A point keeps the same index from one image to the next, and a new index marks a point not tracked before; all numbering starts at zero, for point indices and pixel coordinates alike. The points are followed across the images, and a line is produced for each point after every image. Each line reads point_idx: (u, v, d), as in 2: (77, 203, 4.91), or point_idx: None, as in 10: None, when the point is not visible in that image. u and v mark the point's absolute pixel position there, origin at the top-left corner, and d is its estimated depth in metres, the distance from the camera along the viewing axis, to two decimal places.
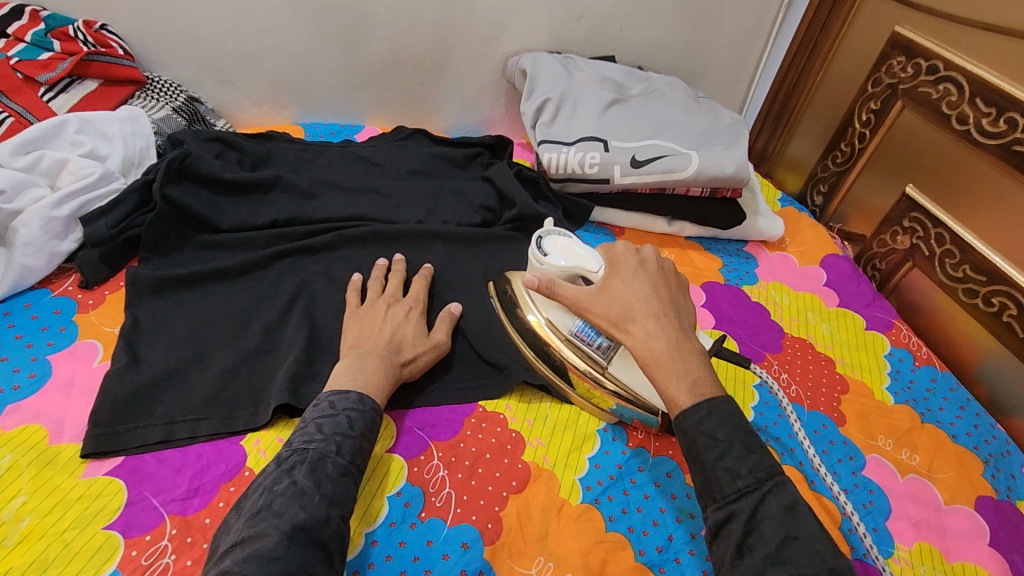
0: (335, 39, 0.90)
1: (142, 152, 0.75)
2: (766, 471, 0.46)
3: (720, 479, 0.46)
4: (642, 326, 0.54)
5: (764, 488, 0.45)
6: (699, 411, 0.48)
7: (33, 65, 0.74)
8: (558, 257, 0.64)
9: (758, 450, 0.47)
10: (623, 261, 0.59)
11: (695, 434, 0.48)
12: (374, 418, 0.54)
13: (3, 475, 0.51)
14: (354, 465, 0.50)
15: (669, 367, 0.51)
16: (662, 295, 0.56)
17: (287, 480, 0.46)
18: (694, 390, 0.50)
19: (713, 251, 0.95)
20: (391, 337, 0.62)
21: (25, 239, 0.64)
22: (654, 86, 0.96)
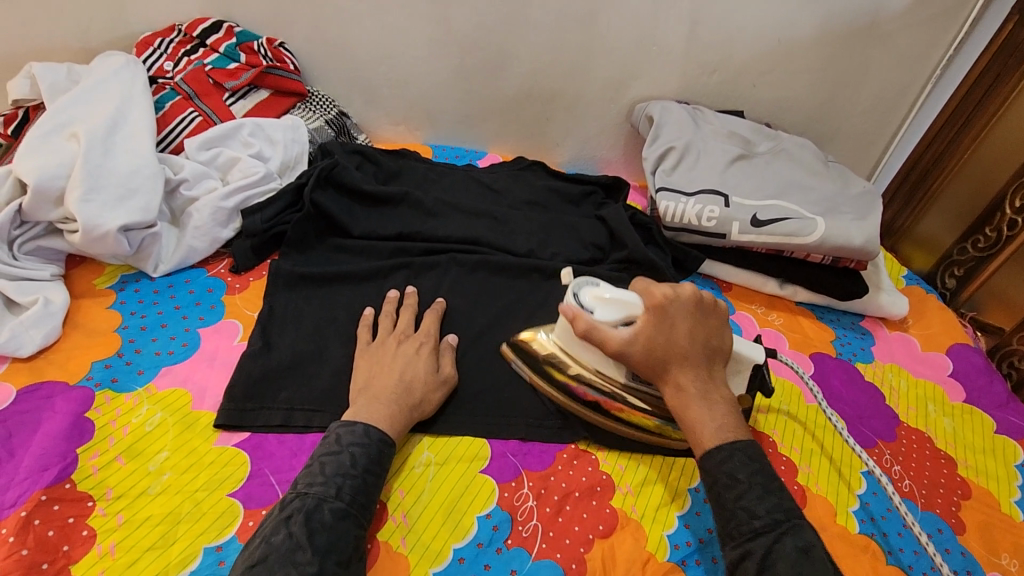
0: (475, 70, 0.96)
1: (297, 158, 0.83)
2: (783, 513, 0.49)
3: (738, 518, 0.50)
4: (677, 378, 0.57)
5: (779, 531, 0.48)
6: (722, 453, 0.52)
7: (222, 73, 0.85)
8: (602, 309, 0.60)
9: (775, 494, 0.50)
10: (666, 304, 0.59)
11: (717, 473, 0.52)
12: (380, 451, 0.54)
13: (152, 430, 0.57)
14: (355, 506, 0.50)
15: (697, 412, 0.55)
16: (698, 340, 0.58)
17: (282, 531, 0.47)
18: (720, 432, 0.54)
19: (826, 321, 0.91)
20: (403, 378, 0.60)
21: (196, 223, 0.72)
22: (783, 145, 0.95)
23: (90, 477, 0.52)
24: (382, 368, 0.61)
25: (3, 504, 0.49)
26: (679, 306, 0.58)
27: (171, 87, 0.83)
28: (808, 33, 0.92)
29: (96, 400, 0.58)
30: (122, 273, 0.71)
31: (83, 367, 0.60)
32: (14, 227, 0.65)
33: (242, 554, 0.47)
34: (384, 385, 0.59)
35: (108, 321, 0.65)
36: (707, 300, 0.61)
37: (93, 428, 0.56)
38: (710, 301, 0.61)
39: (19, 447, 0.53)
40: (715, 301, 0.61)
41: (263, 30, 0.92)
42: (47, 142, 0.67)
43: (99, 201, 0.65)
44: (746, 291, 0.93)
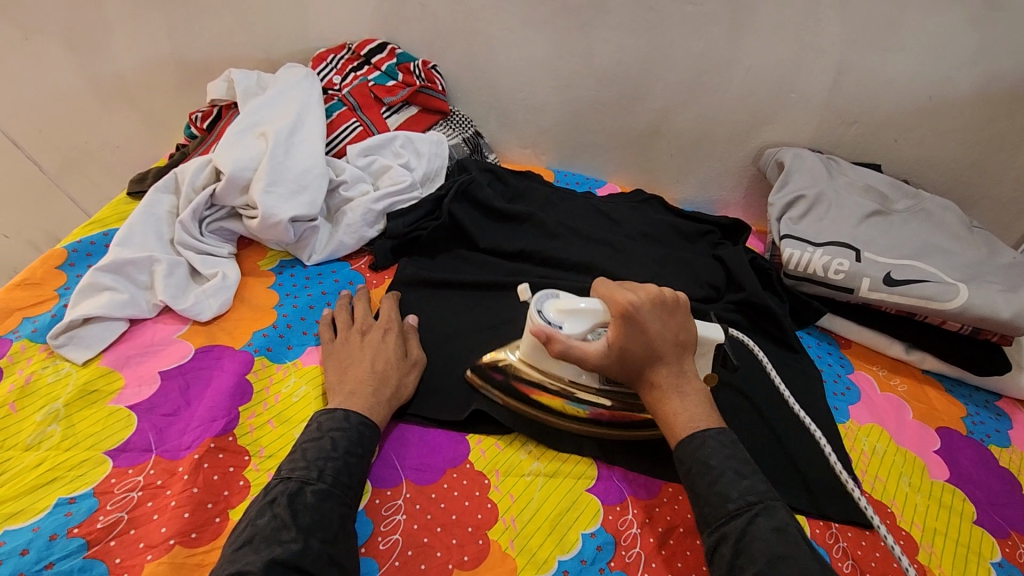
0: (608, 103, 1.00)
1: (437, 171, 0.90)
2: (756, 495, 0.50)
3: (713, 503, 0.50)
4: (654, 376, 0.57)
5: (753, 512, 0.49)
6: (695, 442, 0.53)
7: (382, 88, 0.93)
8: (570, 321, 0.60)
9: (749, 476, 0.51)
10: (635, 314, 0.56)
11: (691, 460, 0.53)
12: (361, 433, 0.56)
13: (298, 401, 0.62)
14: (338, 486, 0.52)
15: (673, 406, 0.56)
16: (668, 337, 0.57)
17: (268, 513, 0.49)
18: (694, 422, 0.55)
19: (956, 395, 0.85)
20: (375, 369, 0.62)
21: (348, 221, 0.80)
22: (925, 205, 0.90)
23: (248, 434, 0.59)
24: (353, 360, 0.63)
25: (181, 446, 0.56)
26: (645, 315, 0.56)
27: (339, 98, 0.93)
28: (965, 92, 0.87)
29: (255, 365, 0.65)
30: (281, 258, 0.80)
31: (247, 336, 0.68)
32: (206, 208, 0.75)
33: (231, 538, 0.49)
34: (361, 380, 0.61)
35: (268, 299, 0.73)
36: (670, 295, 0.58)
37: (252, 390, 0.62)
38: (674, 297, 0.58)
39: (193, 398, 0.61)
40: (679, 298, 0.58)
41: (420, 53, 1.01)
42: (241, 139, 0.77)
43: (277, 193, 0.73)
44: (867, 351, 0.89)
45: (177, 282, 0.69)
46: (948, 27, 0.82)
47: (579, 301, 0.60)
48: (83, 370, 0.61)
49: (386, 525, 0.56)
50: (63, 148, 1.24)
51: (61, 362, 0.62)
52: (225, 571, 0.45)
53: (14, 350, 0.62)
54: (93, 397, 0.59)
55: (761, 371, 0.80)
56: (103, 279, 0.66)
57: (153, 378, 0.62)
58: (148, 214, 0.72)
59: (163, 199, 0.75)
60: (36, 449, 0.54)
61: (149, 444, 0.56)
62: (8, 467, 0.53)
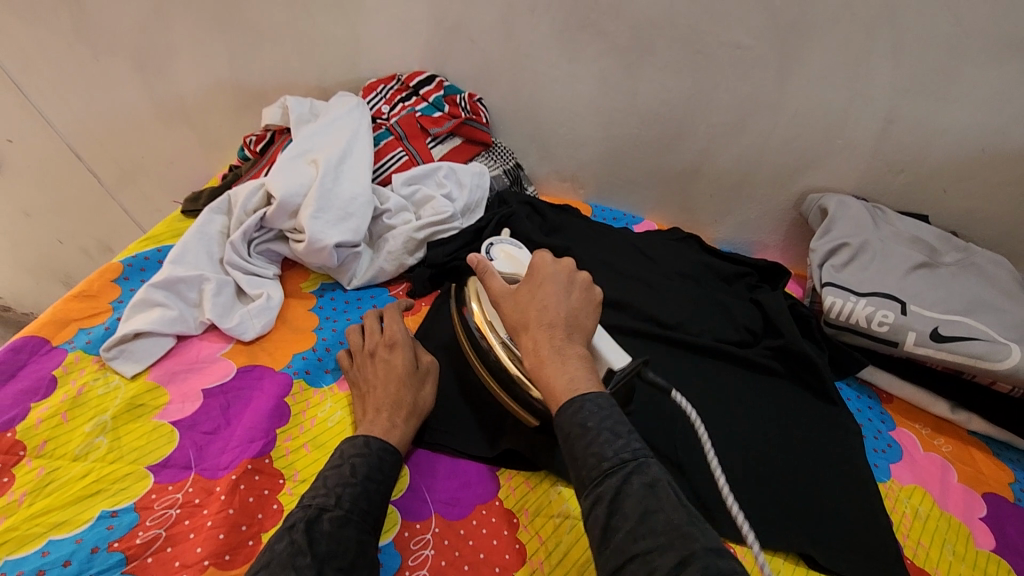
0: (649, 142, 1.01)
1: (477, 203, 0.92)
2: (631, 453, 0.47)
3: (589, 461, 0.47)
4: (534, 333, 0.57)
5: (626, 470, 0.46)
6: (574, 405, 0.50)
7: (429, 120, 0.96)
8: (503, 261, 0.72)
9: (624, 436, 0.48)
10: (540, 267, 0.62)
11: (572, 423, 0.49)
12: (381, 459, 0.56)
13: (333, 427, 0.63)
14: (356, 513, 0.51)
15: (551, 368, 0.54)
16: (564, 305, 0.58)
17: (285, 538, 0.47)
18: (572, 386, 0.52)
19: (1005, 459, 0.81)
20: (389, 393, 0.62)
21: (390, 249, 0.82)
22: (975, 259, 0.87)
23: (284, 457, 0.60)
24: (374, 386, 0.63)
25: (219, 466, 0.57)
26: (552, 272, 0.61)
27: (387, 128, 0.96)
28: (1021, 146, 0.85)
29: (293, 388, 0.66)
30: (322, 281, 0.82)
31: (287, 357, 0.70)
32: (256, 230, 0.77)
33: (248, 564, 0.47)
34: (377, 407, 0.61)
35: (309, 322, 0.75)
36: (583, 278, 0.62)
37: (289, 412, 0.64)
38: (585, 280, 0.62)
39: (233, 417, 0.62)
40: (591, 281, 0.62)
41: (467, 86, 1.04)
42: (293, 165, 0.80)
43: (324, 220, 0.75)
44: (909, 408, 0.86)
45: (224, 301, 0.71)
46: (1005, 82, 0.80)
47: (523, 259, 0.73)
48: (131, 383, 0.63)
49: (414, 559, 0.56)
50: (121, 161, 1.30)
51: (111, 374, 0.64)
52: None
53: (69, 360, 0.65)
54: (139, 411, 0.61)
55: (797, 421, 0.78)
56: (155, 295, 0.68)
57: (196, 395, 0.63)
58: (200, 234, 0.75)
59: (215, 220, 0.78)
60: (84, 460, 0.56)
61: (188, 462, 0.57)
62: (56, 476, 0.55)
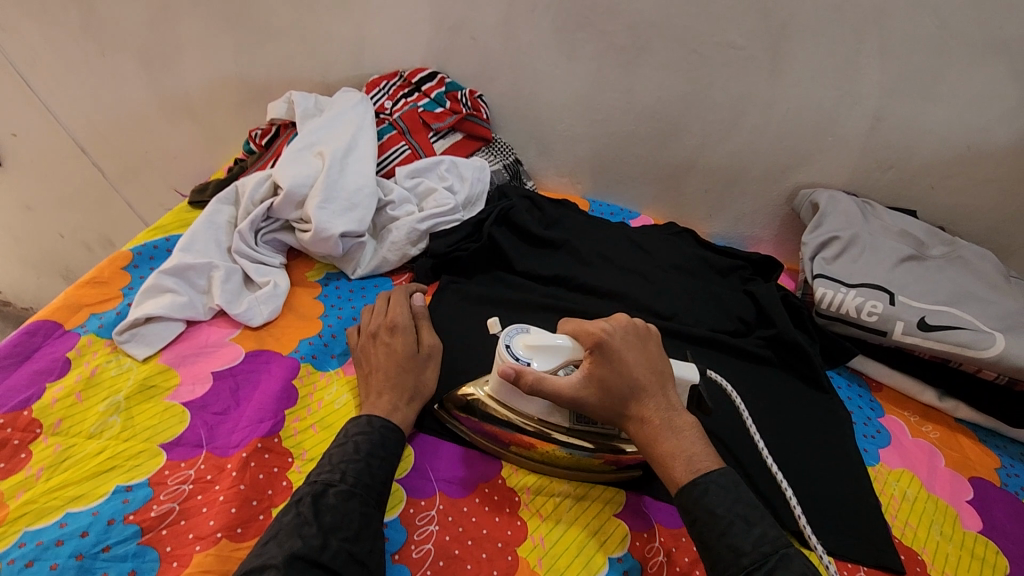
0: (646, 139, 1.03)
1: (478, 196, 0.94)
2: (771, 545, 0.49)
3: (725, 555, 0.49)
4: (640, 413, 0.57)
5: (770, 564, 0.48)
6: (699, 487, 0.52)
7: (431, 115, 0.98)
8: (540, 357, 0.61)
9: (759, 524, 0.50)
10: (605, 342, 0.58)
11: (696, 510, 0.51)
12: (383, 436, 0.58)
13: (340, 408, 0.65)
14: (360, 487, 0.53)
15: (668, 443, 0.55)
16: (648, 366, 0.59)
17: (293, 511, 0.50)
18: (694, 463, 0.54)
19: (990, 446, 0.83)
20: (391, 377, 0.64)
21: (393, 239, 0.84)
22: (961, 252, 0.90)
23: (293, 437, 0.61)
24: (376, 369, 0.65)
25: (230, 444, 0.59)
26: (621, 336, 0.60)
27: (390, 123, 0.98)
28: (1004, 143, 0.88)
29: (300, 371, 0.68)
30: (327, 271, 0.83)
31: (294, 343, 0.71)
32: (262, 220, 0.79)
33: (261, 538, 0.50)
34: (381, 392, 0.63)
35: (315, 309, 0.77)
36: (642, 326, 0.62)
37: (297, 394, 0.65)
38: (642, 327, 0.62)
39: (242, 399, 0.64)
40: (646, 325, 0.63)
41: (468, 83, 1.06)
42: (299, 157, 0.82)
43: (330, 210, 0.77)
44: (898, 396, 0.89)
45: (233, 288, 0.73)
46: (988, 81, 0.83)
47: (553, 339, 0.62)
48: (143, 366, 0.65)
49: (420, 534, 0.57)
50: (125, 156, 1.31)
51: (123, 357, 0.66)
52: (251, 565, 0.46)
53: (82, 344, 0.66)
54: (151, 392, 0.62)
55: (790, 408, 0.80)
56: (166, 282, 0.70)
57: (206, 378, 0.65)
58: (209, 223, 0.77)
59: (223, 210, 0.79)
60: (98, 438, 0.58)
61: (200, 440, 0.59)
62: (72, 453, 0.56)
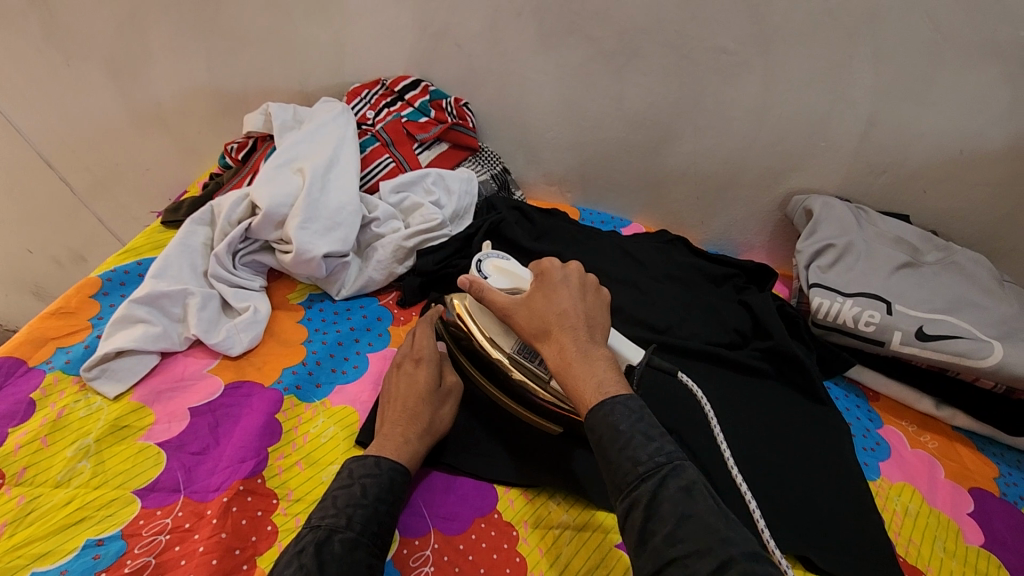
0: (636, 146, 1.01)
1: (467, 209, 0.91)
2: (665, 456, 0.47)
3: (623, 465, 0.47)
4: (558, 339, 0.57)
5: (663, 473, 0.46)
6: (604, 408, 0.50)
7: (415, 125, 0.95)
8: (497, 276, 0.68)
9: (657, 439, 0.48)
10: (550, 273, 0.62)
11: (602, 429, 0.49)
12: (391, 479, 0.55)
13: (327, 443, 0.62)
14: (366, 535, 0.50)
15: (578, 368, 0.54)
16: (581, 308, 0.59)
17: (294, 562, 0.46)
18: (602, 388, 0.52)
19: (988, 454, 0.83)
20: (408, 406, 0.62)
21: (379, 258, 0.80)
22: (956, 258, 0.89)
23: (277, 476, 0.58)
24: (393, 400, 0.63)
25: (209, 488, 0.56)
26: (562, 277, 0.61)
27: (372, 134, 0.94)
28: (997, 147, 0.87)
29: (284, 404, 0.65)
30: (310, 292, 0.80)
31: (277, 372, 0.68)
32: (240, 241, 0.75)
33: None
34: (394, 424, 0.61)
35: (297, 335, 0.73)
36: (592, 281, 0.63)
37: (280, 429, 0.62)
38: (593, 284, 0.63)
39: (222, 436, 0.60)
40: (599, 284, 0.63)
41: (453, 91, 1.02)
42: (279, 174, 0.78)
43: (312, 230, 0.74)
44: (895, 405, 0.88)
45: (210, 315, 0.69)
46: (981, 86, 0.82)
47: (520, 273, 0.68)
48: (114, 404, 0.61)
49: None
50: (95, 169, 1.26)
51: (93, 395, 0.62)
52: None
53: (47, 382, 0.62)
54: (123, 433, 0.59)
55: (789, 423, 0.78)
56: (138, 311, 0.66)
57: (183, 414, 0.61)
58: (183, 246, 0.73)
59: (198, 231, 0.75)
60: (66, 487, 0.54)
61: (177, 485, 0.55)
62: (37, 504, 0.53)
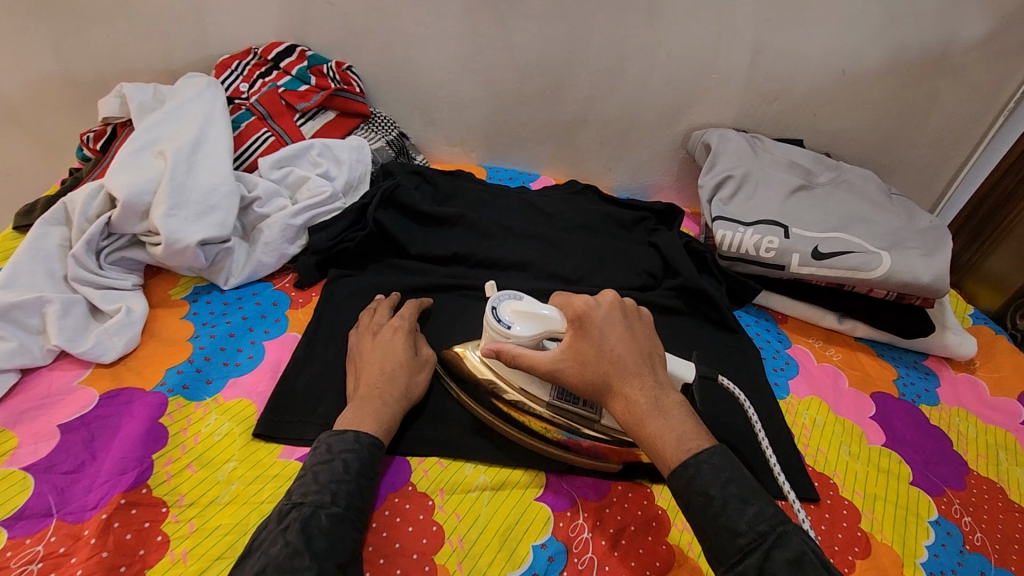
0: (533, 96, 0.98)
1: (360, 178, 0.86)
2: (768, 523, 0.45)
3: (721, 536, 0.46)
4: (624, 391, 0.52)
5: (768, 543, 0.44)
6: (688, 469, 0.48)
7: (294, 95, 0.89)
8: (522, 325, 0.59)
9: (754, 501, 0.46)
10: (588, 316, 0.55)
11: (689, 493, 0.48)
12: (371, 454, 0.54)
13: (220, 440, 0.59)
14: (352, 510, 0.50)
15: (655, 425, 0.51)
16: (634, 347, 0.54)
17: (280, 540, 0.45)
18: (682, 445, 0.49)
19: (887, 358, 0.88)
20: (383, 371, 0.61)
21: (266, 239, 0.75)
22: (846, 176, 0.93)
23: (165, 484, 0.54)
24: (367, 363, 0.62)
25: (86, 506, 0.51)
26: (603, 315, 0.55)
27: (246, 107, 0.87)
28: (875, 63, 0.90)
29: (170, 406, 0.60)
30: (195, 285, 0.74)
31: (159, 374, 0.63)
32: (102, 238, 0.68)
33: (241, 569, 0.45)
34: (372, 386, 0.60)
35: (182, 331, 0.68)
36: (630, 304, 0.58)
37: (167, 434, 0.58)
38: (632, 306, 0.58)
39: (100, 450, 0.56)
40: (638, 306, 0.58)
41: (333, 55, 0.96)
42: (137, 160, 0.71)
43: (181, 216, 0.68)
44: (802, 325, 0.91)
45: (74, 322, 0.63)
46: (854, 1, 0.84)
47: (542, 310, 0.59)
48: None
49: None
50: None
51: None
52: None
53: None
54: None
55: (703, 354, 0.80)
56: None
57: (52, 433, 0.56)
58: (34, 250, 0.66)
59: (51, 232, 0.68)
60: None
61: (49, 508, 0.51)
62: None
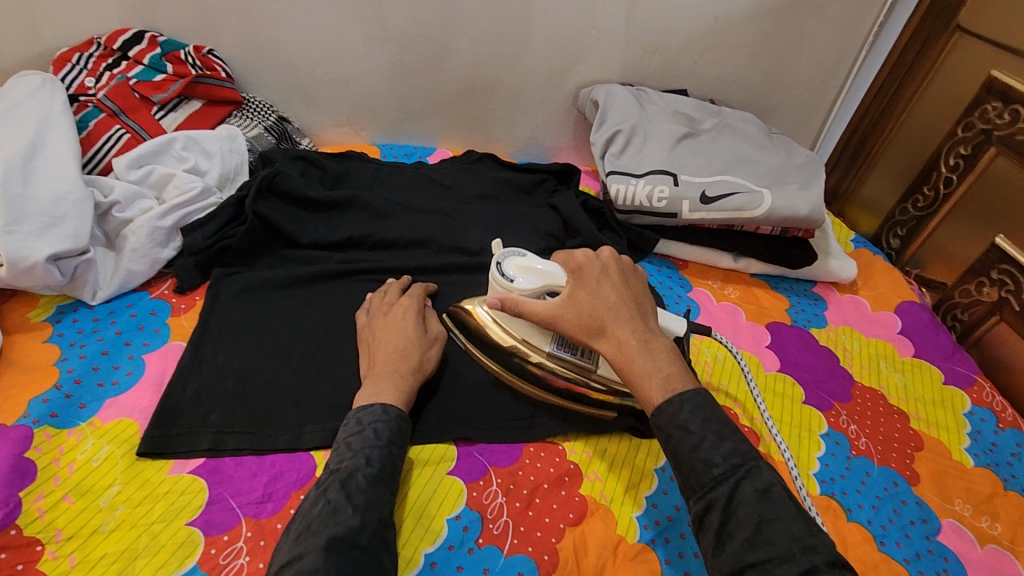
0: (415, 66, 0.95)
1: (236, 168, 0.81)
2: (740, 457, 0.46)
3: (697, 469, 0.46)
4: (616, 333, 0.53)
5: (738, 476, 0.45)
6: (672, 406, 0.48)
7: (148, 86, 0.83)
8: (524, 279, 0.59)
9: (732, 438, 0.47)
10: (586, 267, 0.57)
11: (669, 428, 0.48)
12: (400, 425, 0.55)
13: (100, 465, 0.55)
14: (386, 471, 0.51)
15: (644, 367, 0.50)
16: (626, 295, 0.55)
17: (323, 499, 0.48)
18: (669, 384, 0.49)
19: (780, 290, 0.93)
20: (398, 347, 0.61)
21: (132, 246, 0.70)
22: (728, 120, 0.96)
23: (37, 521, 0.50)
24: (382, 341, 0.62)
25: None
26: (599, 268, 0.57)
27: (94, 105, 0.80)
28: (742, 8, 0.92)
29: (36, 438, 0.55)
30: (58, 304, 0.68)
31: (22, 405, 0.58)
32: None
33: (291, 530, 0.47)
34: (387, 361, 0.60)
35: (47, 356, 0.62)
36: (626, 262, 0.59)
37: (36, 468, 0.53)
38: (628, 263, 0.59)
39: None
40: (634, 264, 0.59)
41: (191, 39, 0.88)
42: None
43: (23, 231, 0.62)
44: (702, 268, 0.94)
45: None
46: None
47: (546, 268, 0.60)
48: None
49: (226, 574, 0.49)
50: None
51: None
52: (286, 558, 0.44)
53: None
54: None
55: None
56: None
57: None
58: None
59: None
60: None
61: None
62: None
